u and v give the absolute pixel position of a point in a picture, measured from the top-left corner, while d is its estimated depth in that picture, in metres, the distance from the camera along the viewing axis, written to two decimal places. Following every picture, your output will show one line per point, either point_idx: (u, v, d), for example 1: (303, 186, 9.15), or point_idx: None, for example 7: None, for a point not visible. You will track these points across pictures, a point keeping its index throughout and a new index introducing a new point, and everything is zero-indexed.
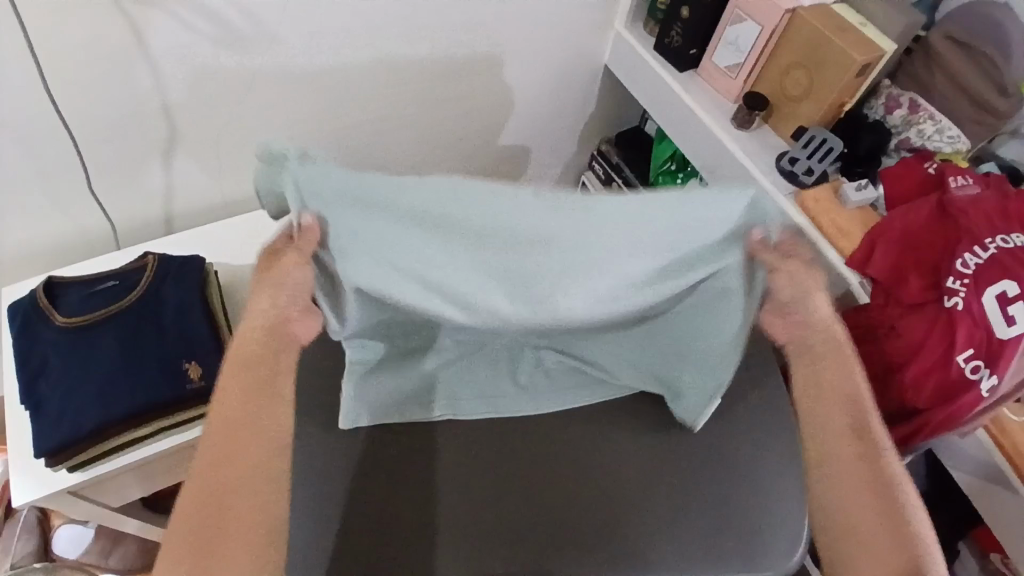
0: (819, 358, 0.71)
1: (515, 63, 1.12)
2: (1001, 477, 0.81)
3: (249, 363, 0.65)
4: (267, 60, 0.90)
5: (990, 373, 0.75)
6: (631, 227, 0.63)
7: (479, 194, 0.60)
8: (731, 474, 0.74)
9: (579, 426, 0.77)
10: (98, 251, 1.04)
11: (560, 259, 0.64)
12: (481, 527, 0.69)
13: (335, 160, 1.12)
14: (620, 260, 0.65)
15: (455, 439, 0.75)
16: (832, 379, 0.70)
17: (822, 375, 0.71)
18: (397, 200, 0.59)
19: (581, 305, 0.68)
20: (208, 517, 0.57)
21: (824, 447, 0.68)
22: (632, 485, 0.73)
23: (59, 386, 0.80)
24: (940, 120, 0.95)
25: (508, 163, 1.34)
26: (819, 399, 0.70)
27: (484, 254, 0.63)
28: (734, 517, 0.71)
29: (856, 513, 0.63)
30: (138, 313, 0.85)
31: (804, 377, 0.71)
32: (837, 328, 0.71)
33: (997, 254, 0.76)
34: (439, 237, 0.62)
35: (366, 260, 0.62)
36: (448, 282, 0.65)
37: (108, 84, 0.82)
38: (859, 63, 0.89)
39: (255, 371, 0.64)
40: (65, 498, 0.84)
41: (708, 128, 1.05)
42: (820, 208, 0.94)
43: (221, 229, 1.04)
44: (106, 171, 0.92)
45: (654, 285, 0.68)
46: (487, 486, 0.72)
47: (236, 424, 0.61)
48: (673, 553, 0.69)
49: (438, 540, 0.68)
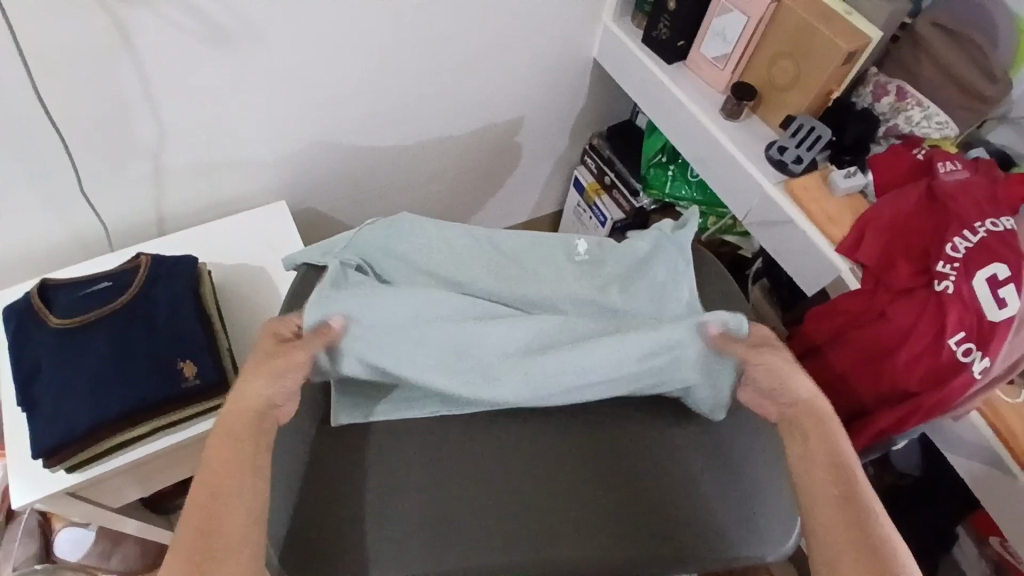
0: (804, 425, 0.70)
1: (503, 58, 1.13)
2: (997, 460, 0.81)
3: (235, 430, 0.65)
4: (255, 57, 0.91)
5: (981, 356, 0.75)
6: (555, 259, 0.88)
7: (463, 235, 0.87)
8: (731, 471, 0.77)
9: (560, 425, 0.81)
10: (92, 253, 1.04)
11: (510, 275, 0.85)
12: (424, 542, 0.70)
13: (324, 158, 1.13)
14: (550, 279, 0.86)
15: (412, 461, 0.76)
16: (819, 438, 0.68)
17: (805, 440, 0.69)
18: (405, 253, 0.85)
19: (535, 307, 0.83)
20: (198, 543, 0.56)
21: (813, 494, 0.65)
22: (639, 473, 0.77)
23: (54, 387, 0.80)
24: (927, 106, 0.96)
25: (500, 158, 1.35)
26: (806, 462, 0.67)
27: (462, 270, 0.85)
28: (740, 501, 0.74)
29: (833, 547, 0.60)
30: (130, 312, 0.85)
31: (795, 438, 0.70)
32: (820, 402, 0.71)
33: (986, 237, 0.77)
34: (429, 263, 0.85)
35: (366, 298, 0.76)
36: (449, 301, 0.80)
37: (96, 84, 0.83)
38: (845, 51, 0.90)
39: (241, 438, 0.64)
40: (63, 499, 0.85)
41: (697, 120, 1.06)
42: (808, 196, 0.95)
43: (214, 230, 1.05)
44: (97, 172, 0.93)
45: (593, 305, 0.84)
46: (462, 495, 0.74)
47: (223, 463, 0.62)
48: (690, 529, 0.73)
49: (384, 540, 0.70)
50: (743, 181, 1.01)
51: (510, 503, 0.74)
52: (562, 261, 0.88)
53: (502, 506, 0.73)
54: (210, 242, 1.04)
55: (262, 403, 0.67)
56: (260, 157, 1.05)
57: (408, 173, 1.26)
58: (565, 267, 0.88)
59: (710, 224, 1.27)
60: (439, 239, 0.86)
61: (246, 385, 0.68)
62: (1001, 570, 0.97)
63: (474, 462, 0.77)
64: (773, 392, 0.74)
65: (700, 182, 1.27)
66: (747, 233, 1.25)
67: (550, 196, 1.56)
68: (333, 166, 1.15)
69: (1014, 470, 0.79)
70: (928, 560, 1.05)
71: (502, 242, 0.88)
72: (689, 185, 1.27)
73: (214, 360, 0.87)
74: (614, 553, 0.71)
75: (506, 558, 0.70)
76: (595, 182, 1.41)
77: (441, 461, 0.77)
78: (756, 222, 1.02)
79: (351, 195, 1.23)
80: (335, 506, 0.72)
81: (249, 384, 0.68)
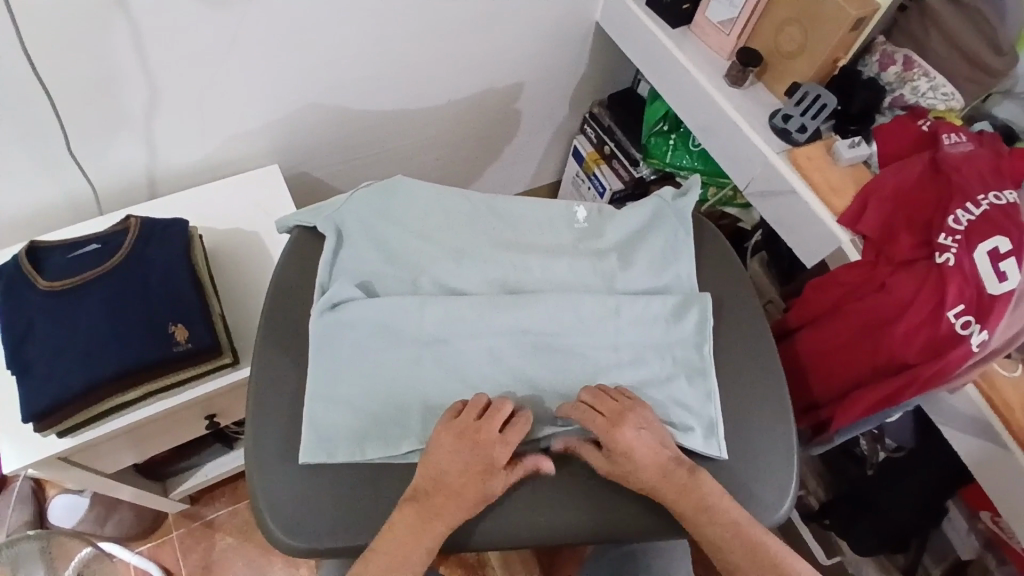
0: (668, 479, 0.70)
1: (503, 20, 1.10)
2: (993, 434, 0.79)
3: (462, 453, 0.68)
4: (248, 15, 0.87)
5: (980, 329, 0.74)
6: (547, 217, 0.87)
7: (458, 196, 0.87)
8: (734, 445, 0.77)
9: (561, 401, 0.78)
10: (82, 217, 1.02)
11: (501, 238, 0.85)
12: None
13: (320, 122, 1.10)
14: (541, 236, 0.86)
15: None
16: (685, 484, 0.69)
17: (671, 485, 0.69)
18: (406, 216, 0.85)
19: (535, 267, 0.83)
20: (407, 535, 0.66)
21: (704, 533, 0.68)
22: None
23: (47, 349, 0.79)
24: (934, 77, 0.92)
25: (499, 126, 1.33)
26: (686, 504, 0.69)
27: (460, 232, 0.85)
28: (747, 476, 0.75)
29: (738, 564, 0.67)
30: (122, 276, 0.83)
31: (672, 489, 0.69)
32: (666, 452, 0.71)
33: (990, 210, 0.77)
34: (424, 226, 0.85)
35: (366, 306, 0.77)
36: (456, 279, 0.82)
37: (87, 44, 0.80)
38: (854, 17, 0.87)
39: (459, 465, 0.68)
40: (58, 464, 0.85)
41: (701, 88, 1.03)
42: (812, 166, 0.93)
43: (208, 193, 1.03)
44: (88, 132, 0.90)
45: (579, 261, 0.83)
46: None
47: (441, 481, 0.68)
48: None
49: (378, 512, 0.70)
50: (746, 151, 1.00)
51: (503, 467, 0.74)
52: (560, 221, 0.87)
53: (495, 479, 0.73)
54: (203, 207, 1.02)
55: (464, 453, 0.68)
56: (254, 120, 1.03)
57: (405, 138, 1.24)
58: (562, 226, 0.87)
59: (709, 195, 1.24)
60: (434, 204, 0.86)
61: (443, 440, 0.69)
62: (991, 543, 0.97)
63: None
64: (613, 452, 0.70)
65: (701, 152, 1.23)
66: (748, 205, 1.23)
67: (549, 165, 1.53)
68: (328, 131, 1.13)
69: (1008, 444, 0.78)
70: (918, 536, 1.05)
71: (501, 202, 0.88)
72: (691, 155, 1.23)
73: (208, 326, 0.85)
74: (627, 519, 0.72)
75: (520, 532, 0.71)
76: (595, 152, 1.39)
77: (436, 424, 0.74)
78: (757, 191, 1.00)
79: (346, 161, 1.21)
80: (320, 476, 0.72)
81: (447, 441, 0.69)
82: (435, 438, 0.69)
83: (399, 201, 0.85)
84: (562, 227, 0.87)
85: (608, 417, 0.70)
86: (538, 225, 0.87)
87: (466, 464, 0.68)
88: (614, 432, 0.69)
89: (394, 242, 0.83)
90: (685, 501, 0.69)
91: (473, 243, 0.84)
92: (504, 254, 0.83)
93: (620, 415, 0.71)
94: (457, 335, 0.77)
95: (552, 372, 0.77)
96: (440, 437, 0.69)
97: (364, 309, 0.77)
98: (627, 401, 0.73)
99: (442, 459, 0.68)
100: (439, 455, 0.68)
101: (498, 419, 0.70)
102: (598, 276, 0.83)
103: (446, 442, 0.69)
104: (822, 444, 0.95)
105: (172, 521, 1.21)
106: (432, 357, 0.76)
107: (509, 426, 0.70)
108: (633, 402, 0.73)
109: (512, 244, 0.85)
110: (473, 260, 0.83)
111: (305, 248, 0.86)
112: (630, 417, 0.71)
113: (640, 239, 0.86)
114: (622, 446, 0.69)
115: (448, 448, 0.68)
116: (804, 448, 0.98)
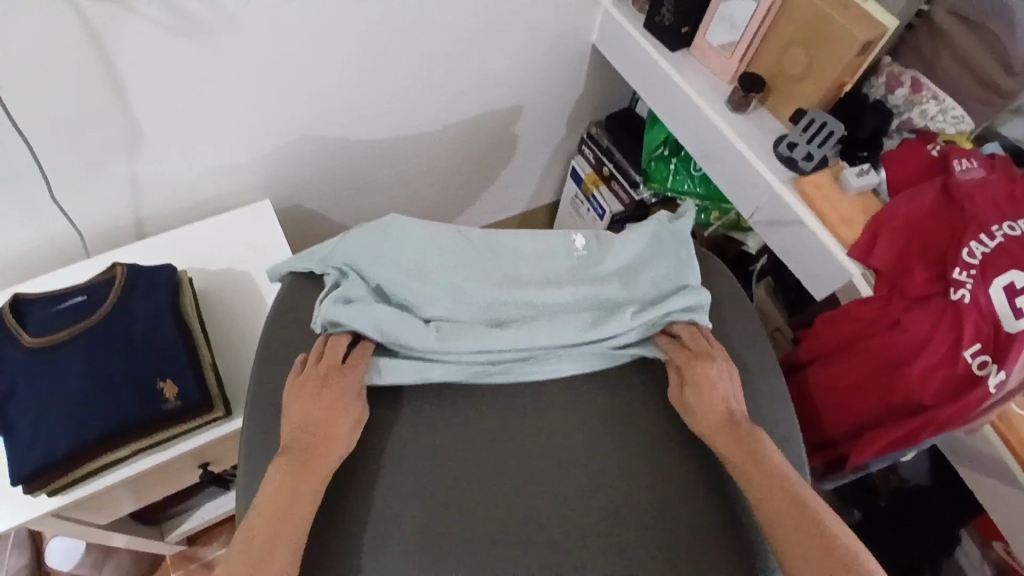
0: (737, 429, 0.70)
1: (497, 45, 1.07)
2: (1011, 474, 0.76)
3: (317, 385, 0.71)
4: (230, 49, 0.84)
5: (998, 369, 0.71)
6: (545, 247, 0.85)
7: (446, 232, 0.84)
8: None
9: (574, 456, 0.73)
10: (68, 260, 0.99)
11: (498, 272, 0.83)
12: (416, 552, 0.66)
13: (313, 156, 1.08)
14: (539, 269, 0.84)
15: (407, 476, 0.71)
16: (751, 439, 0.69)
17: (736, 435, 0.70)
18: (396, 249, 0.81)
19: (537, 299, 0.80)
20: (292, 462, 0.65)
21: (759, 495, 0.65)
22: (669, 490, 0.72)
23: (29, 409, 0.76)
24: (944, 99, 0.89)
25: (494, 149, 1.30)
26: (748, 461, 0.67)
27: (455, 266, 0.82)
28: None
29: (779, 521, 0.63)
30: (108, 329, 0.81)
31: (740, 445, 0.69)
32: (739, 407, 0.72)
33: (1004, 241, 0.74)
34: (416, 262, 0.81)
35: (377, 308, 0.76)
36: (453, 315, 0.79)
37: (63, 86, 0.77)
38: (860, 42, 0.84)
39: (322, 397, 0.70)
40: (52, 520, 0.82)
41: (703, 114, 1.00)
42: (819, 195, 0.90)
43: (196, 233, 1.00)
44: (70, 175, 0.87)
45: (580, 292, 0.81)
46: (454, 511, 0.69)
47: (309, 410, 0.70)
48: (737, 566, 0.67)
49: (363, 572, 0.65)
50: (751, 180, 0.97)
51: (506, 514, 0.69)
52: (559, 254, 0.85)
53: (432, 544, 0.67)
54: (191, 248, 0.99)
55: (322, 381, 0.72)
56: (242, 156, 1.00)
57: (398, 166, 1.21)
58: (560, 259, 0.84)
59: (714, 220, 1.22)
60: (427, 241, 0.82)
61: (297, 383, 0.72)
62: None
63: (470, 483, 0.71)
64: (693, 384, 0.74)
65: (703, 176, 1.20)
66: (750, 229, 1.21)
67: (548, 187, 1.50)
68: (320, 164, 1.10)
69: None
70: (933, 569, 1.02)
71: (495, 235, 0.85)
72: (692, 179, 1.20)
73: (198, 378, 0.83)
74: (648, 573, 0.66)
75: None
76: (593, 172, 1.36)
77: (434, 477, 0.71)
78: (764, 220, 0.97)
79: (339, 193, 1.19)
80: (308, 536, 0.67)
81: (303, 383, 0.72)
82: (286, 390, 0.72)
83: (389, 230, 0.82)
84: (560, 256, 0.84)
85: (698, 354, 0.76)
86: (537, 257, 0.84)
87: (323, 388, 0.71)
88: (694, 363, 0.74)
89: (388, 275, 0.80)
90: (736, 448, 0.69)
91: (468, 281, 0.81)
92: (503, 291, 0.81)
93: (708, 356, 0.75)
94: (462, 347, 0.75)
95: (555, 371, 0.78)
96: (292, 381, 0.72)
97: (377, 308, 0.77)
98: (721, 352, 0.77)
99: (301, 395, 0.71)
100: (296, 392, 0.71)
101: (330, 352, 0.74)
102: (601, 304, 0.81)
103: (301, 380, 0.72)
104: (837, 479, 0.92)
105: (169, 564, 1.19)
106: (441, 364, 0.76)
107: (353, 359, 0.74)
108: (719, 353, 0.76)
109: (510, 277, 0.83)
110: (471, 302, 0.80)
111: (298, 295, 0.83)
112: (715, 360, 0.75)
113: (641, 264, 0.84)
114: (698, 378, 0.73)
115: (304, 384, 0.72)
116: (817, 482, 0.96)
